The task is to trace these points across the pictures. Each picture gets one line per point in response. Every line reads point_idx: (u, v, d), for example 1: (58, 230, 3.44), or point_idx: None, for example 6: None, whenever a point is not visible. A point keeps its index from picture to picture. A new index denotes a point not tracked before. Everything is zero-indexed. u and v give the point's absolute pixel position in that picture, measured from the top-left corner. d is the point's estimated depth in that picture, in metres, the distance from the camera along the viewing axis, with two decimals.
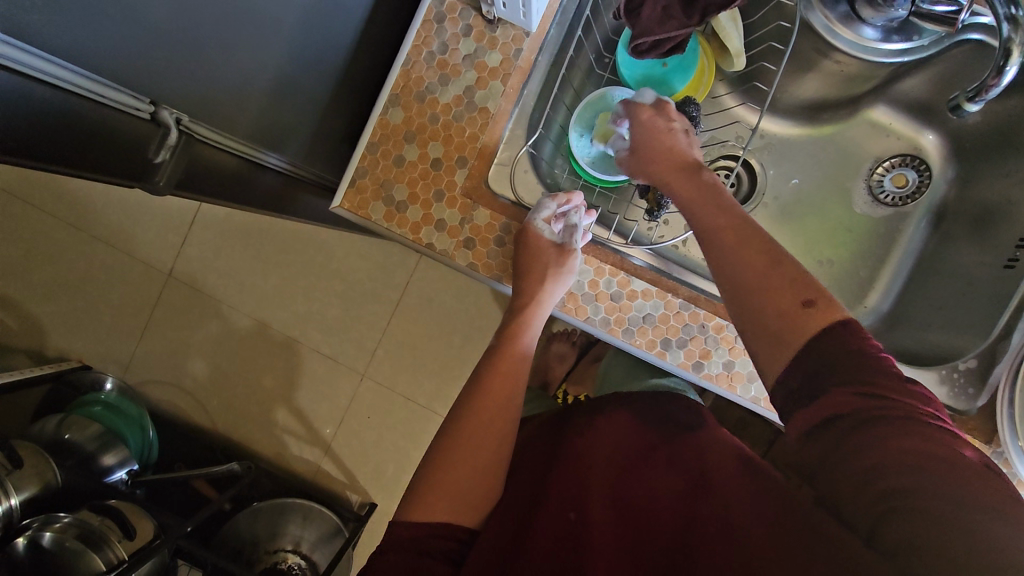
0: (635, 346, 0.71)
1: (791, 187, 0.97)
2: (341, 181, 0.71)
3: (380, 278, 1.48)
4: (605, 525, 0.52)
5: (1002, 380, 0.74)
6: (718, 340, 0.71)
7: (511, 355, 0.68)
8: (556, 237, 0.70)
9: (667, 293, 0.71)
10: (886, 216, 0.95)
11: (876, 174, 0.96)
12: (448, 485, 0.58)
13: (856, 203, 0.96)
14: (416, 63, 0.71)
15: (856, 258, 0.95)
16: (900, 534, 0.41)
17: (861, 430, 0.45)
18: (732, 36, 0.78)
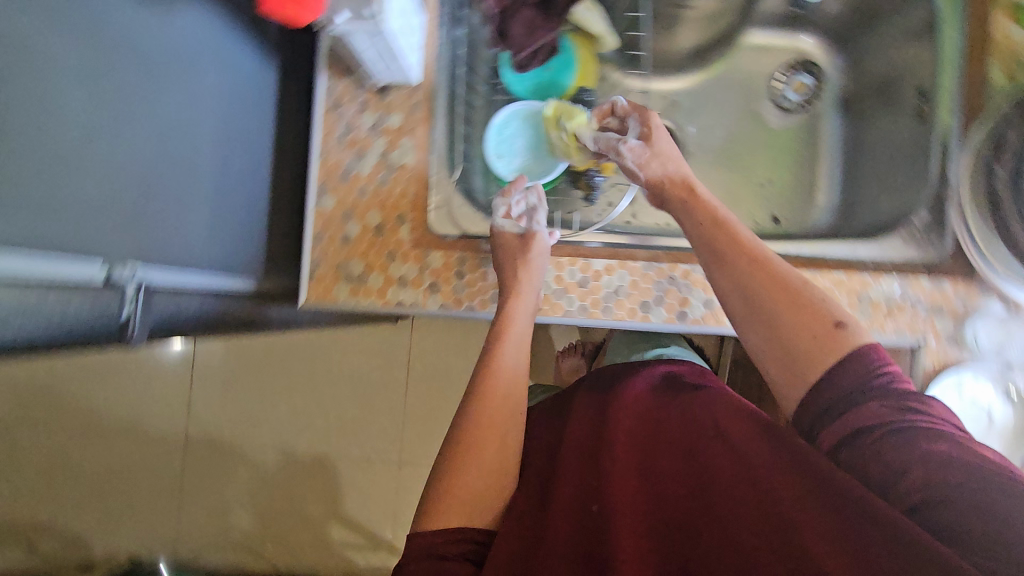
0: (618, 319, 0.74)
1: (710, 130, 1.02)
2: (301, 277, 0.74)
3: (383, 362, 1.51)
4: (630, 512, 0.56)
5: (956, 228, 0.76)
6: (690, 286, 0.74)
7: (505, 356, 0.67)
8: (518, 228, 0.74)
9: (628, 261, 0.74)
10: (802, 121, 1.01)
11: (777, 88, 1.02)
12: (474, 501, 0.59)
13: (771, 121, 1.02)
14: (330, 149, 0.76)
15: (794, 168, 1.00)
16: (939, 517, 0.44)
17: (882, 431, 0.50)
18: (595, 23, 0.85)
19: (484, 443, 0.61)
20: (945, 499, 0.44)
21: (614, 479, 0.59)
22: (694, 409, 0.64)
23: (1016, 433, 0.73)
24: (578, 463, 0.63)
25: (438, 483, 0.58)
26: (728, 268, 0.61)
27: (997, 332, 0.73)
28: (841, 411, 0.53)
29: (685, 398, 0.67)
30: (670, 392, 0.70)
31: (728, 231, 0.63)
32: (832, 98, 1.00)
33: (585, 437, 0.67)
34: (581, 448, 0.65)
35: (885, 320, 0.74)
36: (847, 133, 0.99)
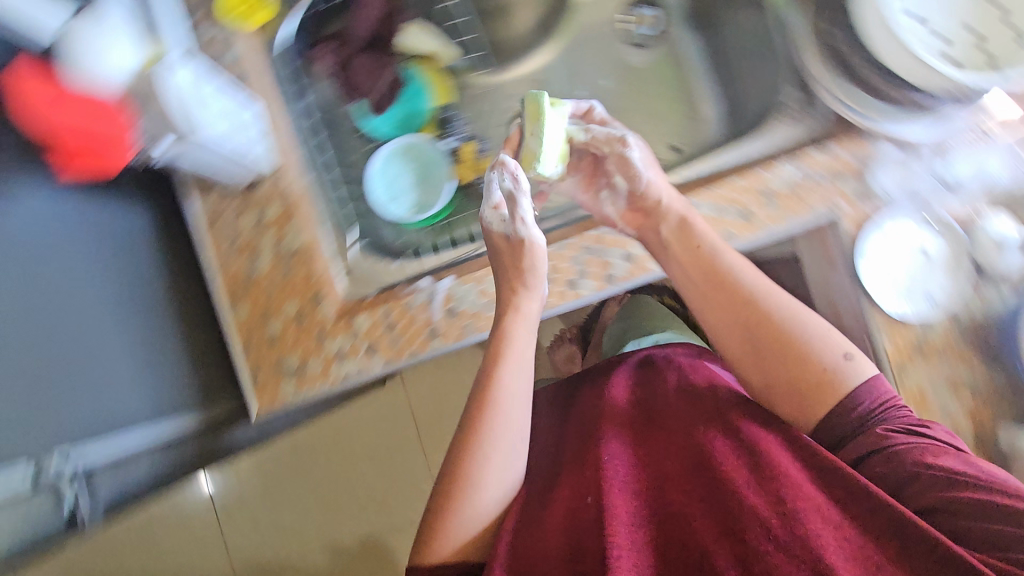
0: (552, 306, 0.74)
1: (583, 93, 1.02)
2: (244, 390, 0.74)
3: (390, 422, 1.43)
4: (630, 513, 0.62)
5: (832, 102, 0.77)
6: (606, 247, 0.75)
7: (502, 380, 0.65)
8: (504, 226, 0.69)
9: None
10: (664, 49, 1.02)
11: (629, 25, 1.02)
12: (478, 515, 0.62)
13: (636, 60, 1.03)
14: (226, 260, 0.75)
15: (672, 94, 1.02)
16: (949, 524, 0.52)
17: (887, 453, 0.56)
18: (428, 40, 0.89)
19: (482, 459, 0.62)
20: (955, 512, 0.51)
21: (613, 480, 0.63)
22: (701, 403, 0.70)
23: (954, 260, 0.75)
24: (576, 468, 0.68)
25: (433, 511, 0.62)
26: (722, 317, 0.66)
27: (903, 174, 0.74)
28: (843, 435, 0.60)
29: (686, 387, 0.73)
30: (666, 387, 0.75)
31: (719, 269, 0.67)
32: (683, 15, 1.01)
33: (583, 443, 0.71)
34: (580, 455, 0.70)
35: (799, 206, 0.75)
36: (710, 43, 1.00)
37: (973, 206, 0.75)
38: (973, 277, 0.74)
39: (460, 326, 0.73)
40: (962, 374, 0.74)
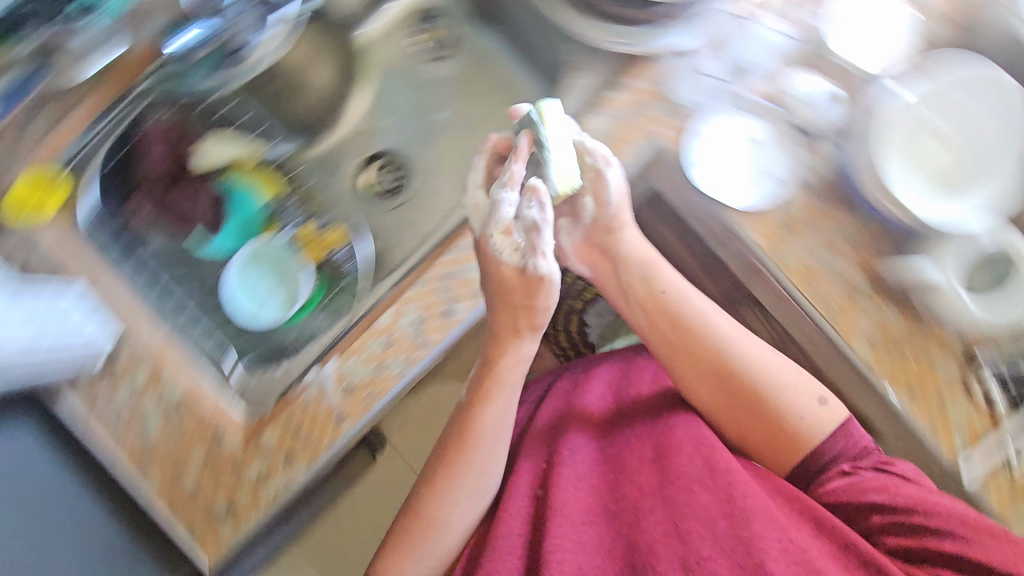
0: (439, 341, 0.74)
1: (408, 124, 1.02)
2: (188, 551, 0.70)
3: (397, 487, 1.38)
4: (584, 515, 0.71)
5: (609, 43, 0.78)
6: (462, 265, 0.76)
7: (484, 418, 0.77)
8: (515, 249, 0.71)
9: (404, 296, 0.75)
10: (464, 49, 1.00)
11: (417, 40, 0.98)
12: (437, 514, 0.74)
13: (442, 71, 1.01)
14: (117, 439, 0.73)
15: (490, 87, 1.01)
16: (894, 543, 0.61)
17: (839, 485, 0.67)
18: (228, 148, 0.90)
19: (452, 475, 0.75)
20: (903, 533, 0.61)
21: (566, 484, 0.74)
22: (665, 410, 0.81)
23: (779, 133, 0.75)
24: (538, 474, 0.80)
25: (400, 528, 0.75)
26: (692, 358, 0.76)
27: (696, 82, 0.76)
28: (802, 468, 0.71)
29: (655, 402, 0.84)
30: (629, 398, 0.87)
31: (682, 317, 0.78)
32: (466, 14, 0.98)
33: (546, 456, 0.82)
34: (541, 465, 0.81)
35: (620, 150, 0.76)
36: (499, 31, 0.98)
37: (772, 78, 0.76)
38: (802, 141, 0.75)
39: (361, 398, 0.74)
40: (835, 231, 0.74)
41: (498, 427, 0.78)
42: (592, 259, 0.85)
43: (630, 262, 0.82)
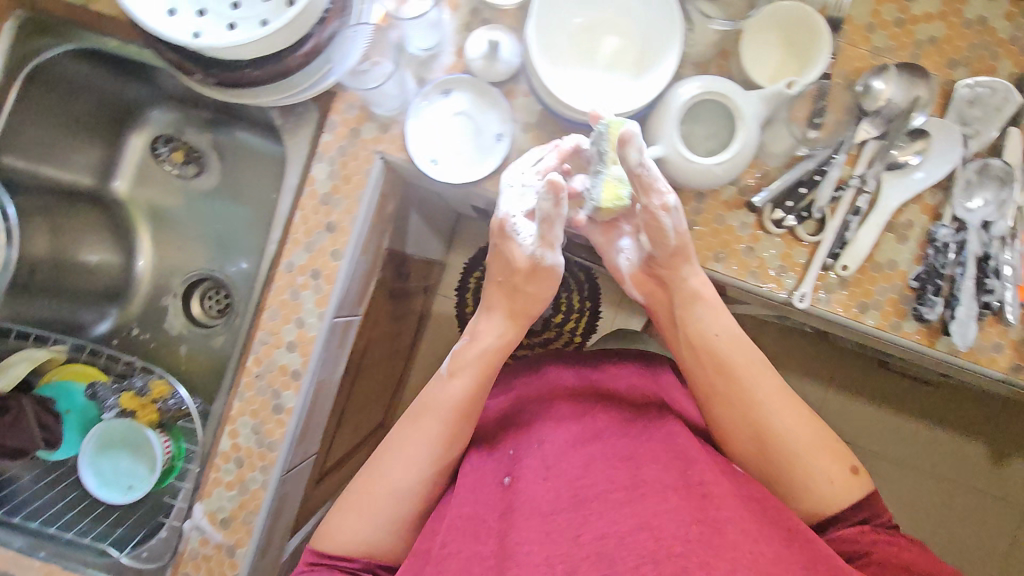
0: (282, 438, 0.74)
1: (208, 241, 1.02)
2: None
3: None
4: (552, 512, 0.63)
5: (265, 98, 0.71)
6: (269, 358, 0.75)
7: (461, 397, 0.71)
8: (528, 244, 0.71)
9: (231, 419, 0.75)
10: (211, 153, 0.98)
11: (173, 170, 1.00)
12: (377, 489, 0.69)
13: (206, 180, 1.00)
14: None
15: (253, 171, 0.97)
16: None
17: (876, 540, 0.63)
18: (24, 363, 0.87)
19: (408, 448, 0.70)
20: None
21: (533, 481, 0.66)
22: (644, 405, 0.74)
23: (482, 94, 0.74)
24: (507, 462, 0.71)
25: (342, 510, 0.69)
26: (745, 417, 0.67)
27: (385, 92, 0.73)
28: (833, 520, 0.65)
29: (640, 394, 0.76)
30: (614, 384, 0.77)
31: (734, 365, 0.68)
32: (199, 121, 0.97)
33: (513, 443, 0.73)
34: (507, 453, 0.72)
35: (355, 185, 0.75)
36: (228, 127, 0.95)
37: (457, 50, 0.74)
38: (503, 98, 0.73)
39: (241, 521, 0.74)
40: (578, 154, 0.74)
41: (471, 405, 0.71)
42: (649, 287, 0.75)
43: (710, 314, 0.70)
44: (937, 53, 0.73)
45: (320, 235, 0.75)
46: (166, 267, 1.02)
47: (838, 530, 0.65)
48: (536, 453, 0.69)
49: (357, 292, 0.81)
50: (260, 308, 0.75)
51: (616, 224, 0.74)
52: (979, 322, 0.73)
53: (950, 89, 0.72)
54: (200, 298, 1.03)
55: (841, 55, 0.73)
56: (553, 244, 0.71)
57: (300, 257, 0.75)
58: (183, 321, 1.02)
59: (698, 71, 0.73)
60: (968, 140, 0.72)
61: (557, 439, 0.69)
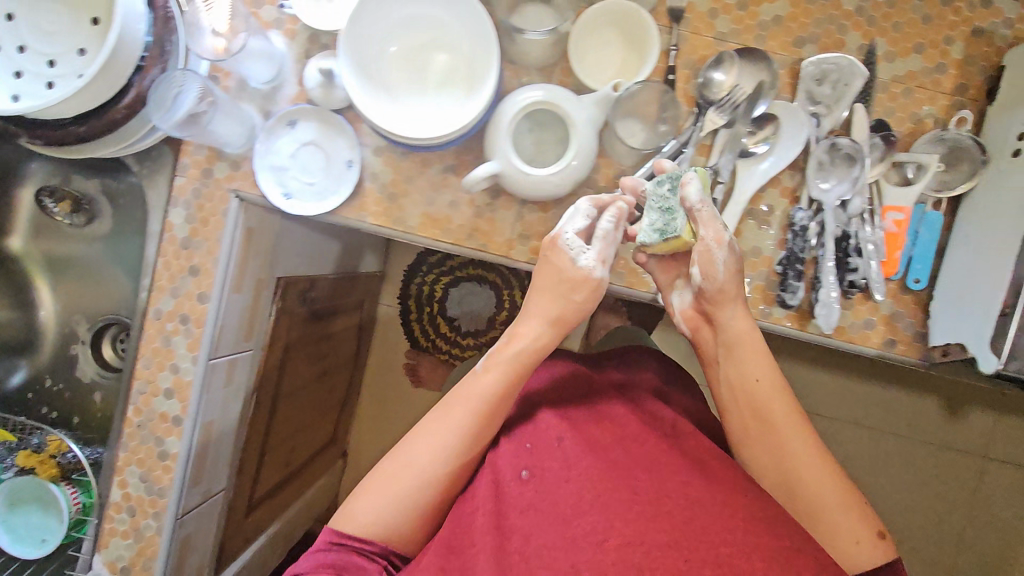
0: (171, 482, 0.76)
1: (110, 286, 1.01)
2: None
3: None
4: (577, 513, 0.54)
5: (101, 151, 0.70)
6: (149, 406, 0.76)
7: (491, 387, 0.62)
8: (580, 256, 0.67)
9: (119, 468, 0.76)
10: (99, 200, 0.96)
11: (64, 219, 0.98)
12: (401, 474, 0.59)
13: (98, 227, 0.98)
14: None
15: (139, 213, 0.95)
16: None
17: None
18: None
19: (436, 433, 0.60)
20: None
21: (554, 484, 0.57)
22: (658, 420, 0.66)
23: (326, 122, 0.73)
24: (527, 451, 0.61)
25: (361, 495, 0.59)
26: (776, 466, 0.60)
27: (232, 129, 0.71)
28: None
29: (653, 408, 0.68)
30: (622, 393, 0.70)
31: (772, 412, 0.62)
32: (77, 169, 0.95)
33: (535, 437, 0.62)
34: (523, 444, 0.62)
35: (214, 226, 0.75)
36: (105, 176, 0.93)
37: (297, 78, 0.73)
38: (346, 125, 0.72)
39: (141, 566, 0.77)
40: (431, 173, 0.73)
41: (500, 401, 0.62)
42: (700, 324, 0.70)
43: (744, 358, 0.65)
44: (784, 32, 0.71)
45: (184, 280, 0.75)
46: (71, 316, 1.02)
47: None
48: (563, 449, 0.60)
49: (236, 329, 0.81)
50: (134, 358, 0.76)
51: (677, 261, 0.71)
52: (848, 300, 0.72)
53: (797, 68, 0.71)
54: (110, 343, 1.03)
55: (685, 44, 0.71)
56: (607, 260, 0.68)
57: (166, 303, 0.75)
58: (96, 368, 1.02)
59: (542, 76, 0.71)
60: (819, 119, 0.71)
61: (580, 437, 0.60)
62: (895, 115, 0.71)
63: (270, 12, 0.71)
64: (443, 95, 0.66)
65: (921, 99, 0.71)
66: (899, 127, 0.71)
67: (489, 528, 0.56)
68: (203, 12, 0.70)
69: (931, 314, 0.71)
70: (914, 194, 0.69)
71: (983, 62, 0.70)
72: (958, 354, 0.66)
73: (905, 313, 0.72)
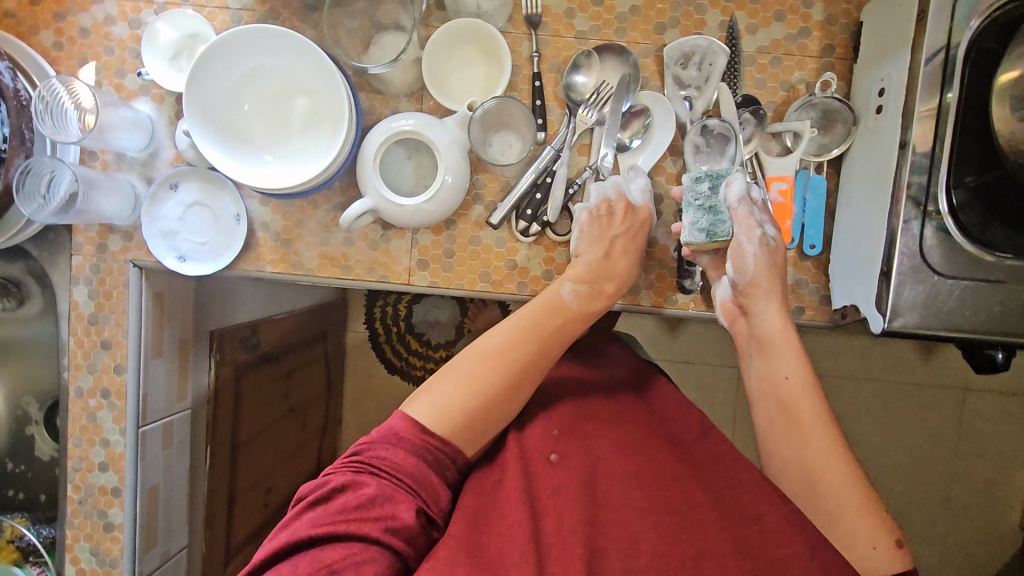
0: (122, 549, 0.79)
1: (53, 366, 1.00)
2: None
3: None
4: (613, 504, 0.53)
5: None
6: (88, 482, 0.78)
7: (573, 313, 0.65)
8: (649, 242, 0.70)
9: (71, 544, 0.80)
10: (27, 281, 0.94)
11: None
12: (481, 379, 0.59)
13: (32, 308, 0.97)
14: None
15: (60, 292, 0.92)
16: None
17: None
18: None
19: (523, 346, 0.61)
20: None
21: (588, 473, 0.56)
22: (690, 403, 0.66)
23: (208, 179, 0.73)
24: (553, 436, 0.59)
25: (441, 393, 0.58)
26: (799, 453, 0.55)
27: (112, 188, 0.71)
28: None
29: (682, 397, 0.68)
30: (644, 380, 0.70)
31: (800, 412, 0.60)
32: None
33: (578, 414, 0.62)
34: (548, 430, 0.60)
35: (118, 299, 0.75)
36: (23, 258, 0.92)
37: (172, 142, 0.73)
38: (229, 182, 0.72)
39: None
40: (320, 213, 0.73)
41: (574, 325, 0.64)
42: (737, 318, 0.68)
43: (775, 357, 0.64)
44: (643, 21, 0.70)
45: (98, 354, 0.76)
46: (19, 397, 1.01)
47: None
48: (591, 442, 0.59)
49: (164, 393, 0.82)
50: (65, 438, 0.78)
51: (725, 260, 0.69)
52: None
53: (662, 55, 0.70)
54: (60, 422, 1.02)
55: (548, 48, 0.71)
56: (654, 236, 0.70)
57: (85, 381, 0.77)
58: (54, 445, 1.02)
59: (411, 102, 0.71)
60: (691, 101, 0.70)
61: (613, 429, 0.60)
62: (766, 86, 0.71)
63: (134, 80, 0.72)
64: (318, 138, 0.66)
65: (790, 66, 0.70)
66: (772, 97, 0.71)
67: (522, 501, 0.53)
68: (68, 99, 0.68)
69: (832, 278, 0.70)
70: (793, 164, 0.69)
71: (844, 19, 0.69)
72: (856, 315, 0.67)
73: (808, 280, 0.72)
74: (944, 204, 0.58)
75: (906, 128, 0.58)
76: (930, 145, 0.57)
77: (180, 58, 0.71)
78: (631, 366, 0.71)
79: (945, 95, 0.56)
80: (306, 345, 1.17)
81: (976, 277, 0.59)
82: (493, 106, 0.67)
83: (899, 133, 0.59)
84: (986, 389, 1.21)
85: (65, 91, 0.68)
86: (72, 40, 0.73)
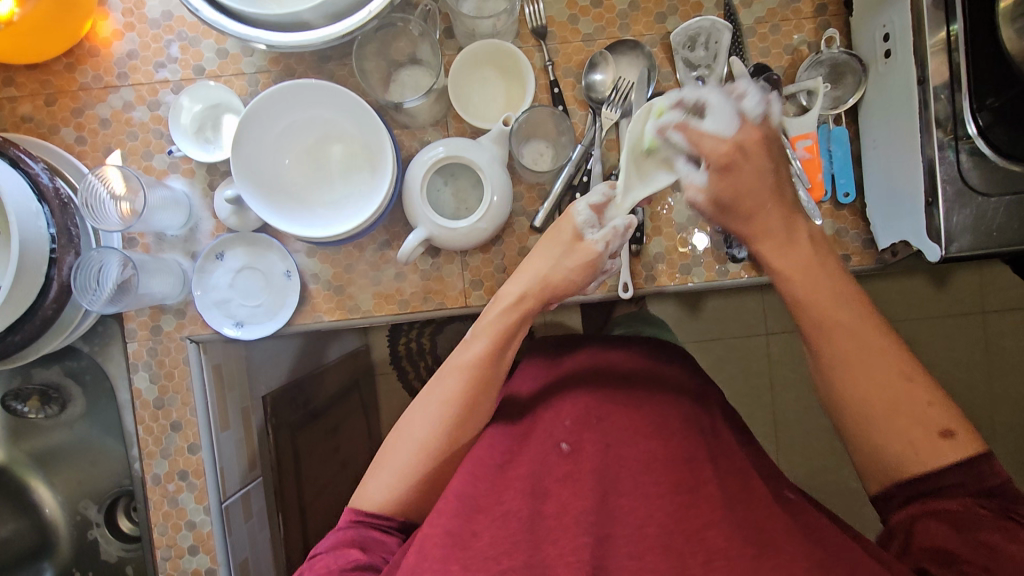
0: None
1: (108, 462, 0.97)
2: None
3: None
4: (621, 496, 0.54)
5: (52, 342, 0.70)
6: (182, 568, 0.77)
7: (481, 355, 0.62)
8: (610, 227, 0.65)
9: None
10: (70, 382, 0.92)
11: (39, 412, 0.93)
12: (407, 448, 0.59)
13: (76, 408, 0.94)
14: None
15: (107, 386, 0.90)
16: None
17: (926, 518, 0.49)
18: None
19: (448, 397, 0.60)
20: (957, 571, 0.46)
21: (594, 460, 0.56)
22: (662, 382, 0.65)
23: (251, 243, 0.73)
24: (568, 425, 0.60)
25: (379, 470, 0.60)
26: (896, 404, 0.52)
27: (155, 264, 0.70)
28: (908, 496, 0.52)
29: (655, 371, 0.67)
30: (615, 364, 0.67)
31: None
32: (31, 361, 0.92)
33: (567, 405, 0.62)
34: (563, 420, 0.60)
35: (180, 377, 0.75)
36: (63, 359, 0.90)
37: (211, 213, 0.73)
38: (271, 242, 0.73)
39: None
40: (369, 255, 0.74)
41: (492, 367, 0.62)
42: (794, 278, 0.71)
43: None
44: (643, 14, 0.73)
45: (170, 438, 0.75)
46: (77, 501, 0.98)
47: (921, 525, 0.49)
48: (603, 431, 0.58)
49: (238, 465, 0.81)
50: (148, 529, 0.76)
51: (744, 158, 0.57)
52: None
53: (668, 42, 0.73)
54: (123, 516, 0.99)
55: (558, 55, 0.73)
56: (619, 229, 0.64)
57: (161, 466, 0.76)
58: (118, 544, 0.99)
59: (438, 130, 0.73)
60: (704, 80, 0.73)
61: (624, 418, 0.60)
62: (771, 53, 0.74)
63: (162, 160, 0.73)
64: (361, 178, 0.67)
65: (789, 30, 0.74)
66: (779, 62, 0.74)
67: (525, 492, 0.54)
68: (102, 189, 0.69)
69: (871, 221, 0.72)
70: (814, 120, 0.71)
71: None
72: (906, 251, 0.69)
73: (849, 227, 0.74)
74: (971, 127, 0.61)
75: (922, 65, 0.61)
76: (948, 78, 0.60)
77: (206, 129, 0.73)
78: (596, 356, 0.68)
79: (951, 28, 0.59)
80: (344, 396, 1.14)
81: (1014, 191, 0.61)
82: (524, 119, 0.70)
83: (916, 71, 0.62)
84: (1012, 308, 1.24)
85: (98, 182, 0.69)
86: (94, 133, 0.73)
